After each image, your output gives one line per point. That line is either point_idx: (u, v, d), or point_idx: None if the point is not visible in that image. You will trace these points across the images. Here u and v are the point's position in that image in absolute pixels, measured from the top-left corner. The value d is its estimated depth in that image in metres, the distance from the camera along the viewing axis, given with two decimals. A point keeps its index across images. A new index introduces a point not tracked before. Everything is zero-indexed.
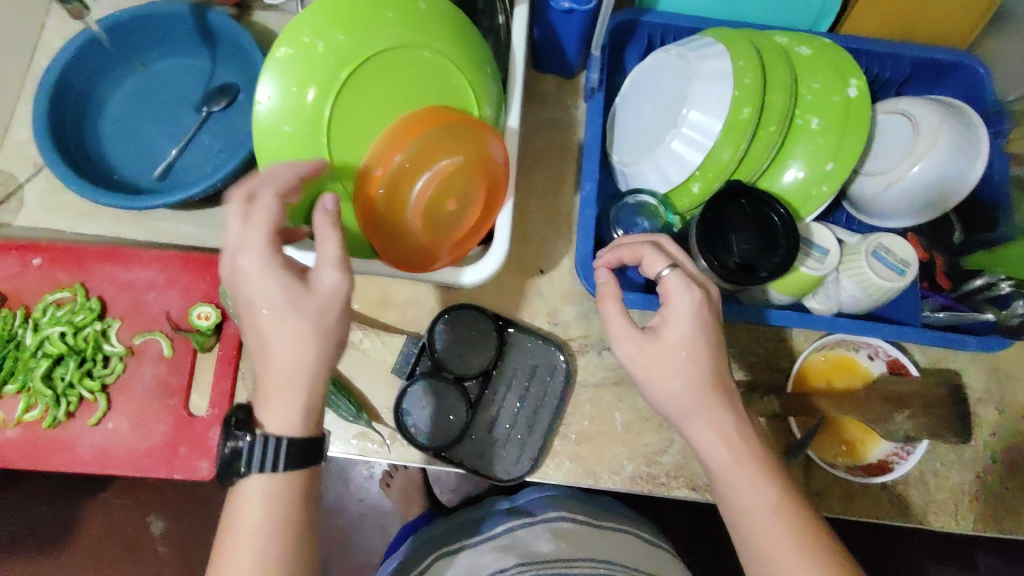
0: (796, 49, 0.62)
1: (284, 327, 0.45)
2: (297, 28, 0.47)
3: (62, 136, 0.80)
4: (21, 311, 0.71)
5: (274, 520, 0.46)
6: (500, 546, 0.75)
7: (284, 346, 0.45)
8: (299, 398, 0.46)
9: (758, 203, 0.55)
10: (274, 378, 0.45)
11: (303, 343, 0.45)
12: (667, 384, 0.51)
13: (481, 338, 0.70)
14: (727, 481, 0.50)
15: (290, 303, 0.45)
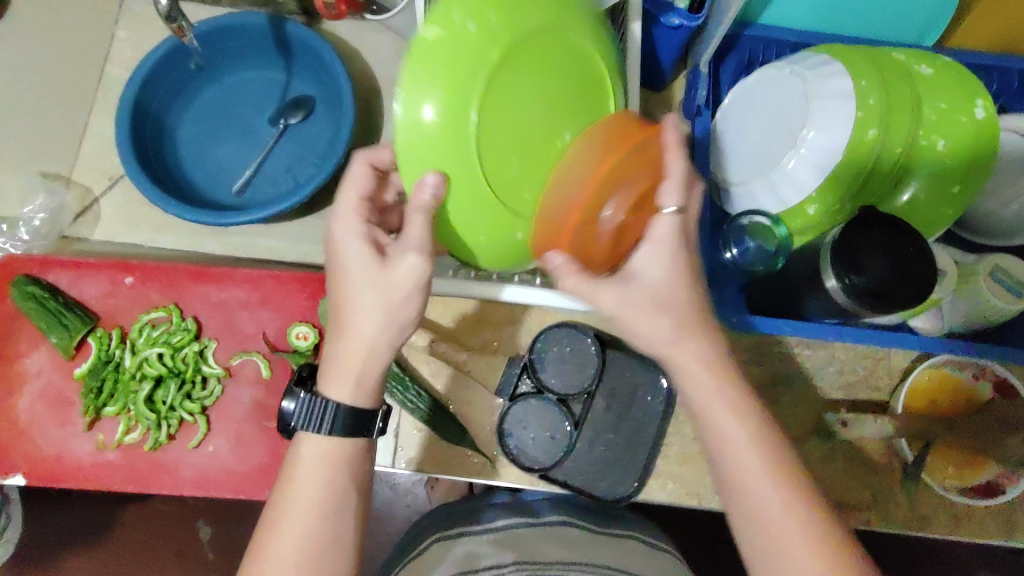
0: (916, 67, 0.60)
1: (356, 303, 0.49)
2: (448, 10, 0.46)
3: (146, 152, 0.79)
4: (117, 332, 0.69)
5: (323, 479, 0.50)
6: (505, 538, 0.70)
7: (364, 325, 0.49)
8: (353, 371, 0.50)
9: (883, 227, 0.54)
10: (345, 355, 0.50)
11: (372, 319, 0.49)
12: (688, 377, 0.50)
13: (580, 358, 0.70)
14: (745, 482, 0.48)
15: (362, 283, 0.49)
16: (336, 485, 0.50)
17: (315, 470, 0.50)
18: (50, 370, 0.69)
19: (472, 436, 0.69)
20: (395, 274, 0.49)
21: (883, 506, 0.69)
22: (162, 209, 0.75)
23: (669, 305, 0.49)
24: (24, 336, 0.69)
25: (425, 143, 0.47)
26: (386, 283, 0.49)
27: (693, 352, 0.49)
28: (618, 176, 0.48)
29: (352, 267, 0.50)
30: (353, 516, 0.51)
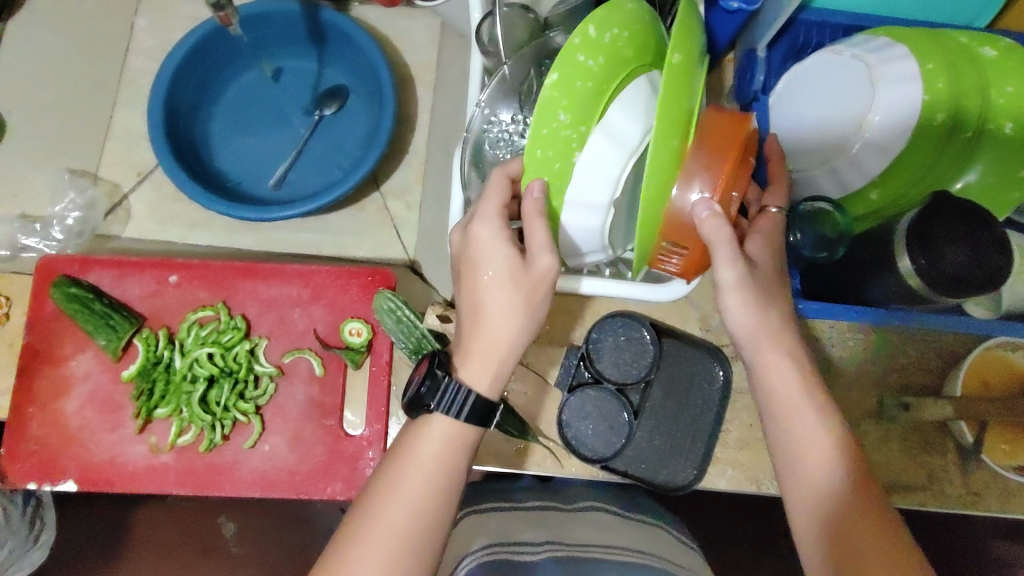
0: (981, 49, 0.61)
1: (501, 293, 0.50)
2: (672, 44, 0.44)
3: (180, 145, 0.77)
4: (164, 332, 0.68)
5: (431, 469, 0.50)
6: (535, 522, 0.70)
7: (507, 315, 0.51)
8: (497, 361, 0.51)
9: (963, 215, 0.54)
10: (491, 341, 0.51)
11: (505, 316, 0.50)
12: (770, 367, 0.55)
13: (636, 347, 0.69)
14: (807, 471, 0.53)
15: (506, 282, 0.50)
16: (439, 469, 0.50)
17: (429, 444, 0.51)
18: (96, 373, 0.67)
19: (532, 428, 0.68)
20: (547, 265, 0.50)
21: (938, 486, 0.69)
22: (204, 204, 0.73)
23: (763, 304, 0.54)
24: (68, 338, 0.67)
25: (662, 125, 0.44)
26: (533, 282, 0.50)
27: (782, 355, 0.54)
28: (738, 166, 0.49)
29: (491, 262, 0.50)
30: (438, 504, 0.50)
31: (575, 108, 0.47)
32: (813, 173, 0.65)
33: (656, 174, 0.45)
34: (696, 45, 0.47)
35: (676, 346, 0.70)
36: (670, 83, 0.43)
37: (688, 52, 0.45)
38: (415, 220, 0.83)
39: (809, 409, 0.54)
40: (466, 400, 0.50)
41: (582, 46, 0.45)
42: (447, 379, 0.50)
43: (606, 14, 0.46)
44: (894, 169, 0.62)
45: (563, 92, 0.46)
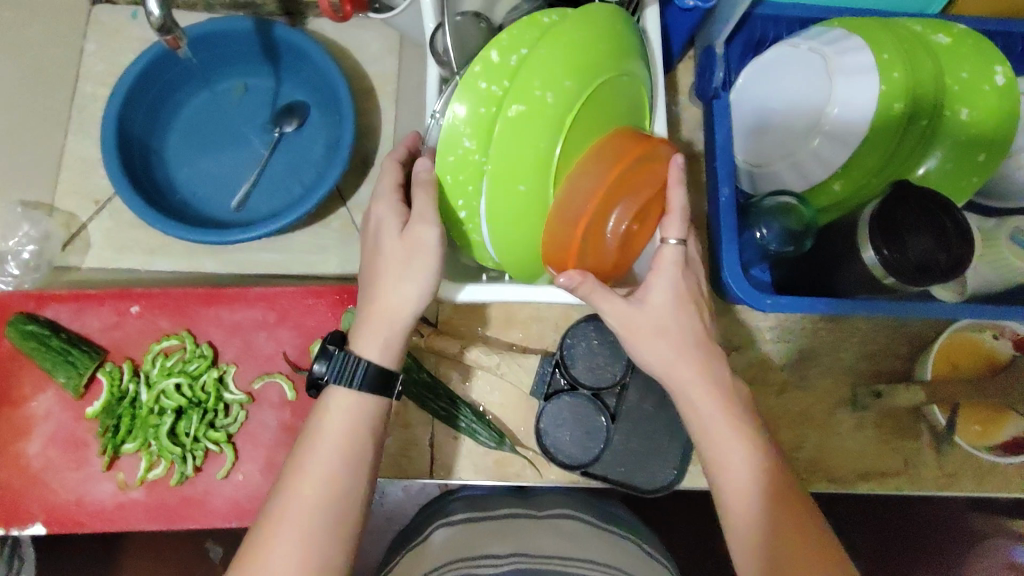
0: (933, 37, 0.62)
1: (392, 269, 0.53)
2: (528, 78, 0.43)
3: (135, 172, 0.75)
4: (128, 365, 0.66)
5: (321, 484, 0.50)
6: (499, 533, 0.68)
7: (401, 295, 0.53)
8: (383, 331, 0.53)
9: (918, 203, 0.55)
10: (380, 315, 0.53)
11: (396, 281, 0.53)
12: (695, 392, 0.53)
13: (610, 350, 0.69)
14: (737, 498, 0.51)
15: (393, 251, 0.53)
16: (353, 446, 0.52)
17: (338, 423, 0.52)
18: (59, 411, 0.65)
19: (510, 439, 0.68)
20: (427, 232, 0.51)
21: (913, 470, 0.70)
22: (162, 231, 0.72)
23: (670, 330, 0.53)
24: (27, 377, 0.65)
25: (503, 158, 0.45)
26: (409, 247, 0.52)
27: (693, 365, 0.53)
28: (615, 195, 0.48)
29: (384, 234, 0.54)
30: (334, 529, 0.49)
31: (479, 134, 0.46)
32: (773, 168, 0.65)
33: (522, 203, 0.47)
34: (587, 64, 0.46)
35: None
36: (511, 123, 0.44)
37: (554, 80, 0.44)
38: None
39: (718, 410, 0.52)
40: (358, 370, 0.53)
41: (481, 78, 0.44)
42: (338, 350, 0.53)
43: (510, 36, 0.45)
44: (855, 161, 0.61)
45: (467, 122, 0.45)
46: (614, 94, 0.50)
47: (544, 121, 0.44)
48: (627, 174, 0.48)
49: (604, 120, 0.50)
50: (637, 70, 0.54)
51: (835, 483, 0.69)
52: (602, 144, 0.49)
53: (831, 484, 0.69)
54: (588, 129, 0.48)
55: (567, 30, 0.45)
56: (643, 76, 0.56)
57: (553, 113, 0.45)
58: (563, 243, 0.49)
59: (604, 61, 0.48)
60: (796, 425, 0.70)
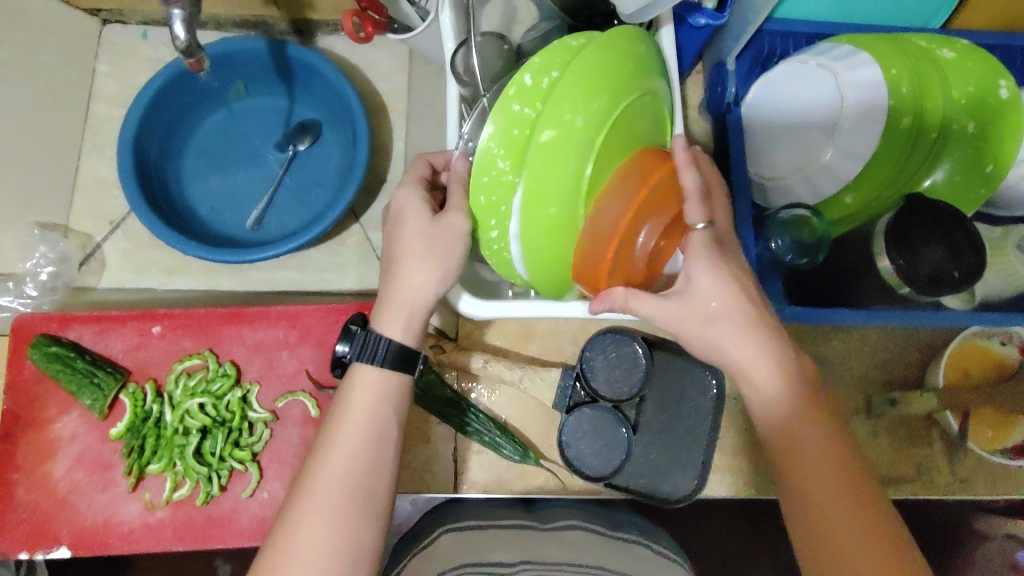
0: (939, 52, 0.63)
1: (414, 251, 0.54)
2: (558, 107, 0.44)
3: (153, 193, 0.76)
4: (151, 385, 0.66)
5: (335, 487, 0.51)
6: (506, 538, 0.69)
7: (418, 278, 0.55)
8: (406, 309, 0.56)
9: (931, 208, 0.57)
10: (402, 298, 0.56)
11: (415, 260, 0.54)
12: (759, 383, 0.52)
13: (629, 363, 0.70)
14: (796, 493, 0.51)
15: (418, 233, 0.54)
16: (377, 423, 0.54)
17: (365, 401, 0.54)
18: (84, 433, 0.65)
19: (532, 452, 0.69)
20: (453, 217, 0.53)
21: (927, 475, 0.71)
22: (182, 251, 0.72)
23: (726, 323, 0.52)
24: (51, 400, 0.66)
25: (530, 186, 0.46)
26: (438, 230, 0.54)
27: (753, 342, 0.52)
28: (643, 215, 0.48)
29: (408, 216, 0.56)
30: (347, 530, 0.50)
31: (511, 155, 0.46)
32: (788, 181, 0.66)
33: (553, 224, 0.48)
34: (610, 86, 0.47)
35: (665, 359, 0.71)
36: (540, 150, 0.45)
37: (586, 103, 0.45)
38: None
39: (775, 385, 0.52)
40: (381, 345, 0.55)
41: (522, 102, 0.45)
42: (360, 330, 0.56)
43: (541, 60, 0.45)
44: (866, 174, 0.63)
45: (500, 144, 0.46)
46: (635, 113, 0.51)
47: (571, 149, 0.45)
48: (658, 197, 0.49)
49: (628, 140, 0.51)
50: (659, 87, 0.55)
51: None
52: (629, 169, 0.49)
53: None
54: (615, 149, 0.49)
55: (593, 55, 0.45)
56: (665, 93, 0.56)
57: (585, 136, 0.45)
58: (593, 263, 0.49)
59: (629, 80, 0.48)
60: None
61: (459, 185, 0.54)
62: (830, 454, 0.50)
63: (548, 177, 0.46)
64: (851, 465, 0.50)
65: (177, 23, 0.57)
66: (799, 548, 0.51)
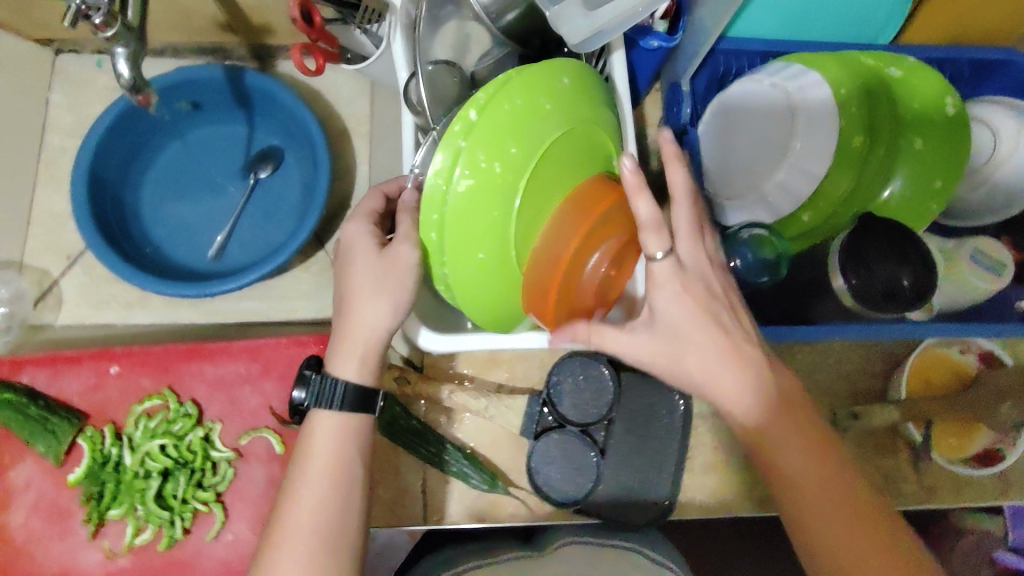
0: (886, 70, 0.64)
1: (366, 288, 0.52)
2: (471, 154, 0.46)
3: (109, 226, 0.74)
4: (109, 428, 0.65)
5: (306, 536, 0.51)
6: None
7: (372, 314, 0.52)
8: (359, 350, 0.54)
9: (884, 234, 0.57)
10: (354, 333, 0.54)
11: (365, 296, 0.52)
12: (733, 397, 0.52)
13: (596, 387, 0.70)
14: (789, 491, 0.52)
15: (366, 267, 0.52)
16: (337, 464, 0.53)
17: (327, 444, 0.54)
18: (40, 479, 0.64)
19: (502, 481, 0.68)
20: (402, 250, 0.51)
21: (893, 485, 0.72)
22: (141, 286, 0.71)
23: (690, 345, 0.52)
24: (4, 447, 0.64)
25: (458, 233, 0.48)
26: (385, 264, 0.51)
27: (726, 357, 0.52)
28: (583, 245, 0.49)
29: (357, 254, 0.54)
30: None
31: (454, 197, 0.47)
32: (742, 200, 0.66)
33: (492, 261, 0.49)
34: (538, 123, 0.48)
35: (633, 382, 0.71)
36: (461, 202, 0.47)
37: (500, 149, 0.46)
38: None
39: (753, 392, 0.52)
40: (337, 389, 0.54)
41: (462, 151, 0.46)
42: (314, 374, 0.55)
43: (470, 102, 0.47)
44: (821, 194, 0.63)
45: (444, 179, 0.47)
46: (578, 143, 0.51)
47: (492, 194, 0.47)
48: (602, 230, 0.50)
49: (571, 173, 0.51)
50: (607, 116, 0.55)
51: None
52: (574, 206, 0.49)
53: None
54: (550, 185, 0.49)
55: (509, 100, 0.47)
56: (614, 119, 0.56)
57: (504, 181, 0.47)
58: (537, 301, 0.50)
59: (553, 118, 0.49)
60: None
61: (407, 214, 0.52)
62: (815, 452, 0.52)
63: (474, 222, 0.47)
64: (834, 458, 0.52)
65: (120, 61, 0.55)
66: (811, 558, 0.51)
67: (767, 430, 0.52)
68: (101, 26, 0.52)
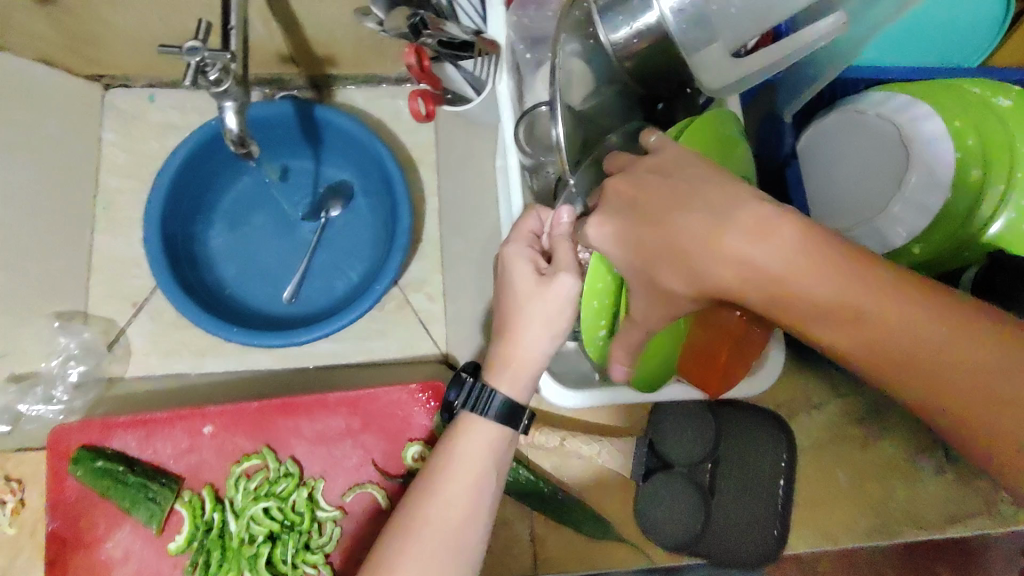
0: (995, 100, 0.64)
1: (536, 323, 0.49)
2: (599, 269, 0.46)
3: (183, 270, 0.71)
4: (209, 491, 0.62)
5: (433, 553, 0.48)
6: None
7: (533, 341, 0.50)
8: (518, 372, 0.51)
9: (1019, 272, 0.56)
10: (518, 358, 0.51)
11: (531, 323, 0.49)
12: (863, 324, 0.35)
13: (698, 424, 0.68)
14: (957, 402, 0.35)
15: (528, 294, 0.49)
16: (488, 479, 0.51)
17: (481, 457, 0.51)
18: (139, 550, 0.60)
19: (613, 527, 0.66)
20: (564, 281, 0.48)
21: (997, 509, 0.71)
22: (226, 339, 0.68)
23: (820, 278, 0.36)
24: (100, 516, 0.61)
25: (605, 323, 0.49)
26: (547, 289, 0.49)
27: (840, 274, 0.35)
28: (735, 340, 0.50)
29: (519, 288, 0.50)
30: None
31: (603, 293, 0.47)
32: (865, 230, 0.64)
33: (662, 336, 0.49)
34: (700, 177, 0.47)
35: (736, 417, 0.69)
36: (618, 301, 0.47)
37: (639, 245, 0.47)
38: (439, 312, 0.81)
39: (797, 252, 0.35)
40: (490, 397, 0.51)
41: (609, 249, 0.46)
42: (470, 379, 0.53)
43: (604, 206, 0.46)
44: (938, 226, 0.62)
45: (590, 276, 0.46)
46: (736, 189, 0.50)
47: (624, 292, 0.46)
48: (697, 228, 0.38)
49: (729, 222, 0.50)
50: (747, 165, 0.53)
51: (932, 531, 0.70)
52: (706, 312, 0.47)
53: (923, 532, 0.70)
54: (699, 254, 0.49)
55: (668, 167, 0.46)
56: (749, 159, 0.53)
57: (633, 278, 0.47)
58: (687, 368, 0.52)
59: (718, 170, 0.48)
60: (885, 477, 0.71)
61: (563, 249, 0.49)
62: (896, 294, 0.35)
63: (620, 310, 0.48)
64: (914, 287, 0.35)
65: (229, 114, 0.53)
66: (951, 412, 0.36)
67: (850, 295, 0.35)
68: (215, 82, 0.50)
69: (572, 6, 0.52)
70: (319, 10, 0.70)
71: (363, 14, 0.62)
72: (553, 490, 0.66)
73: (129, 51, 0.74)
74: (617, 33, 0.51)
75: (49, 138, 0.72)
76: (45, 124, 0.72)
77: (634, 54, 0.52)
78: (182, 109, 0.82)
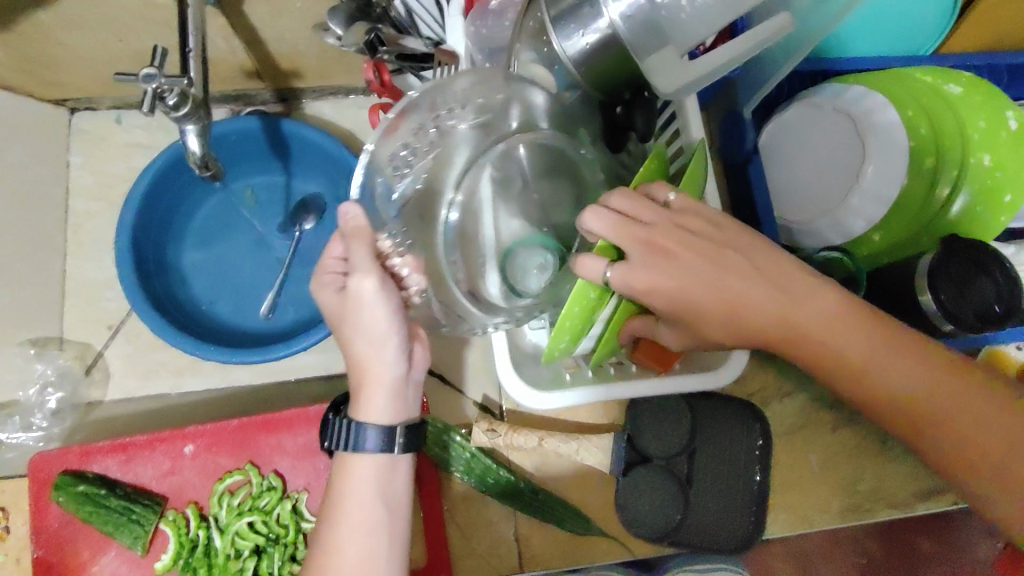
0: (946, 88, 0.65)
1: (365, 340, 0.51)
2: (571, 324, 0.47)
3: (157, 294, 0.71)
4: (192, 510, 0.62)
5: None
6: None
7: (361, 352, 0.51)
8: (363, 387, 0.52)
9: (973, 256, 0.58)
10: (360, 374, 0.52)
11: (356, 340, 0.51)
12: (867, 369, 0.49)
13: (673, 415, 0.69)
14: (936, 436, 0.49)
15: (341, 314, 0.52)
16: (379, 507, 0.51)
17: (365, 493, 0.51)
18: (125, 572, 0.61)
19: (596, 521, 0.67)
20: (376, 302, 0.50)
21: None
22: (202, 357, 0.68)
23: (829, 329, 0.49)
24: (85, 542, 0.61)
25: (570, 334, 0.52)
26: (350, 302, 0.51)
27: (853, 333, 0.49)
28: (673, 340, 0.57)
29: (338, 313, 0.52)
30: None
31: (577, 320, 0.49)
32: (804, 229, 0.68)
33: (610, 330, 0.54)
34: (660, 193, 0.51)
35: (712, 408, 0.70)
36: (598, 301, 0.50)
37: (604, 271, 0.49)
38: None
39: (832, 314, 0.49)
40: (351, 430, 0.51)
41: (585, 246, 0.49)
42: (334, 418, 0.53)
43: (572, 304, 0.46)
44: (896, 216, 0.64)
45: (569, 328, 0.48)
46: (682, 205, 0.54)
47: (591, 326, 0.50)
48: (762, 298, 0.50)
49: None
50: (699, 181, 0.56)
51: (901, 509, 0.73)
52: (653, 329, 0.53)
53: (894, 510, 0.73)
54: None
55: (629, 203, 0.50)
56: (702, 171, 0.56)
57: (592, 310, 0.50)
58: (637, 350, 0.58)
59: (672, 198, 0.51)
60: (856, 458, 0.74)
61: (365, 246, 0.51)
62: (903, 356, 0.49)
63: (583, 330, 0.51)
64: (912, 347, 0.49)
65: (191, 138, 0.53)
66: (961, 448, 0.48)
67: (869, 350, 0.49)
68: (174, 107, 0.50)
69: (526, 16, 0.53)
70: (281, 24, 0.70)
71: (321, 30, 0.61)
72: (534, 489, 0.65)
73: (94, 72, 0.74)
74: (570, 43, 0.51)
75: (14, 163, 0.72)
76: (11, 151, 0.72)
77: (592, 65, 0.52)
78: (151, 128, 0.82)
